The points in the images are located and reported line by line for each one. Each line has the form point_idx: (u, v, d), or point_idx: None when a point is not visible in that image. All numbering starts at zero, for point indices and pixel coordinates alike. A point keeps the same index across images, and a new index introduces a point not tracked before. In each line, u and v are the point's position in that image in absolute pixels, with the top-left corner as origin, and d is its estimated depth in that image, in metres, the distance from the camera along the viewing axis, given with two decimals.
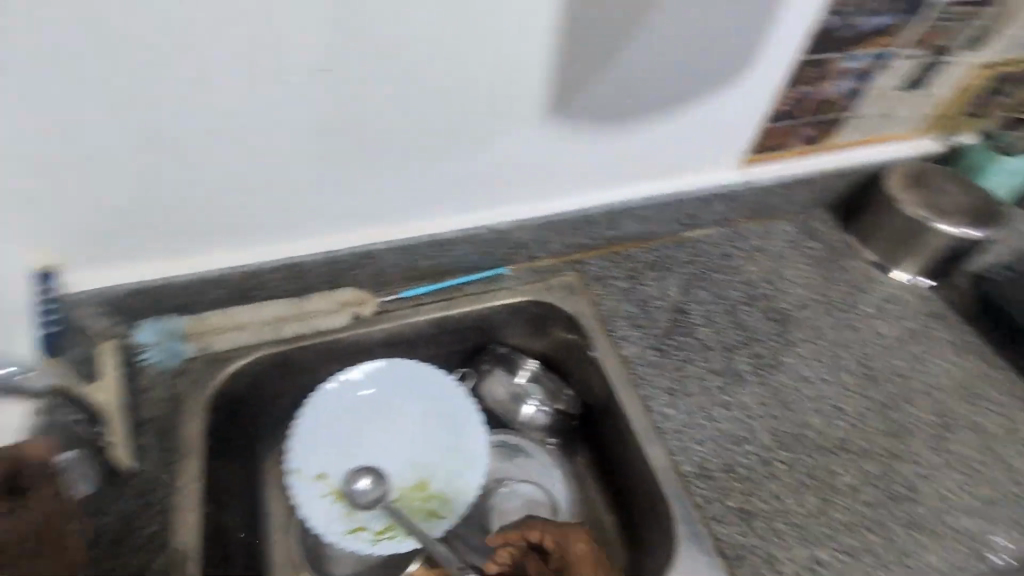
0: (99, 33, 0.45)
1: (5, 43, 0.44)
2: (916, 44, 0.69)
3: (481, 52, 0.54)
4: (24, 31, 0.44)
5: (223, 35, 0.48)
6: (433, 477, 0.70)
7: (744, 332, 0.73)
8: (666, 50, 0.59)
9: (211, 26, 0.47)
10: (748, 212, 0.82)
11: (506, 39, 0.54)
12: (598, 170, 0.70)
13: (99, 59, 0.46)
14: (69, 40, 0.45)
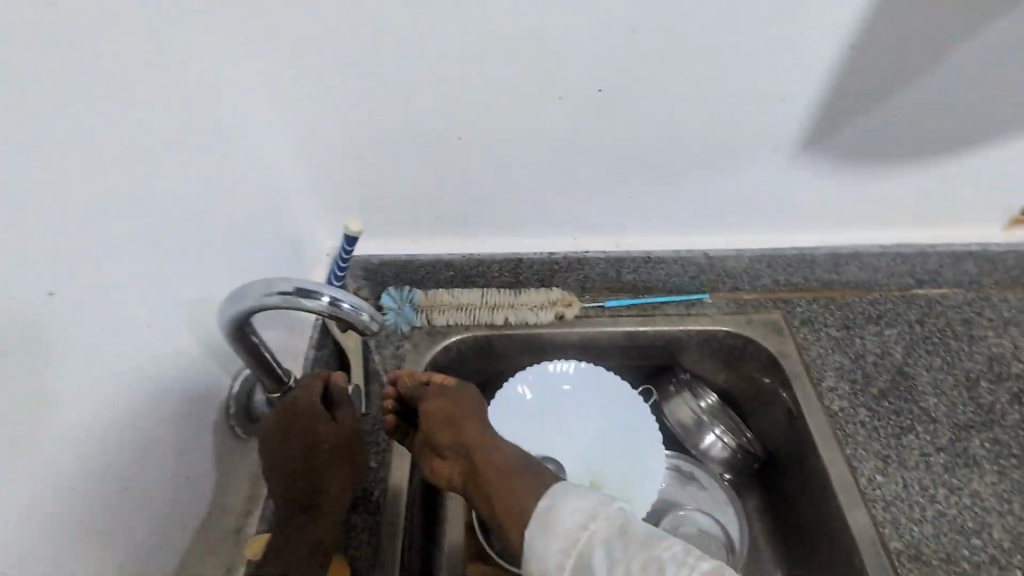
0: (442, 42, 0.54)
1: (372, 46, 0.54)
2: None
3: (757, 84, 0.56)
4: (388, 36, 0.53)
5: (533, 52, 0.55)
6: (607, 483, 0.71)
7: (980, 412, 0.65)
8: (956, 95, 0.58)
9: (527, 43, 0.54)
10: (1001, 279, 0.73)
11: (786, 73, 0.56)
12: (839, 210, 0.69)
13: (434, 63, 0.55)
14: (417, 45, 0.54)
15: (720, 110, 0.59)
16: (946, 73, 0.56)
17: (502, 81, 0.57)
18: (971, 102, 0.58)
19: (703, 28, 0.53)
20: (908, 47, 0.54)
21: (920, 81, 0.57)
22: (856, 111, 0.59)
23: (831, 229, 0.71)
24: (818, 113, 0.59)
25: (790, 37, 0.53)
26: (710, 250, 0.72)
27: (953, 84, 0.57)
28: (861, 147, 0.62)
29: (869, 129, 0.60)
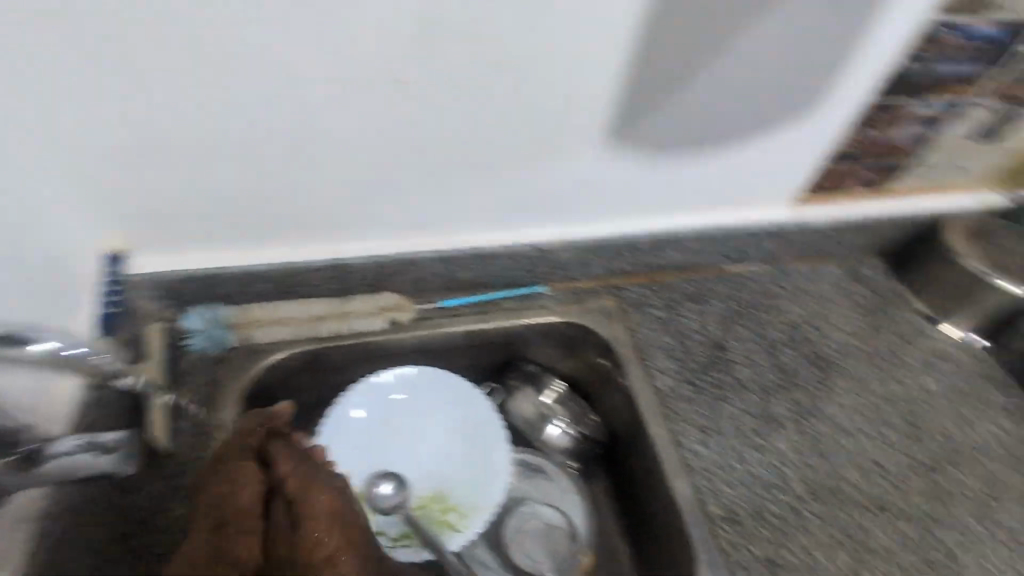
0: (187, 32, 0.47)
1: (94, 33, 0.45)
2: (994, 95, 0.65)
3: (545, 74, 0.55)
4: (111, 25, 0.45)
5: (299, 47, 0.49)
6: (452, 488, 0.69)
7: (781, 374, 0.72)
8: (738, 86, 0.58)
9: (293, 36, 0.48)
10: (797, 253, 0.81)
11: (570, 64, 0.54)
12: (654, 198, 0.70)
13: (182, 56, 0.48)
14: (154, 36, 0.46)
15: (520, 102, 0.57)
16: (726, 64, 0.56)
17: (271, 75, 0.50)
18: (753, 92, 0.59)
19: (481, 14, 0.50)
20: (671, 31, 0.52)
21: (704, 73, 0.56)
22: (648, 102, 0.58)
23: (648, 215, 0.73)
24: (615, 103, 0.58)
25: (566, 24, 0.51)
26: (538, 242, 0.72)
27: (733, 75, 0.57)
28: (661, 137, 0.62)
29: (666, 121, 0.61)
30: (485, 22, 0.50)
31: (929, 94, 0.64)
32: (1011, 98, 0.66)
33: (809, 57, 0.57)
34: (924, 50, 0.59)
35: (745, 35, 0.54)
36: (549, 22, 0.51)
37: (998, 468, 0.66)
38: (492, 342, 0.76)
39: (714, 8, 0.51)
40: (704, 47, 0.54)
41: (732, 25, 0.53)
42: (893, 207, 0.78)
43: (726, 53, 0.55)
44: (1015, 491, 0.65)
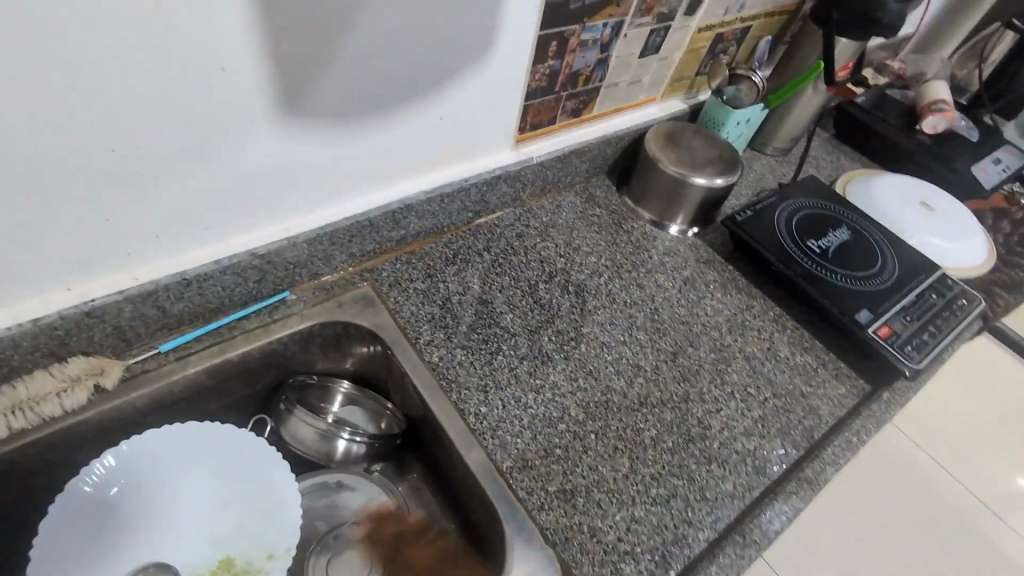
0: None
1: None
2: (642, 12, 0.72)
3: (166, 58, 0.45)
4: None
5: None
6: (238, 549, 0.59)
7: (543, 310, 0.75)
8: (401, 35, 0.55)
9: None
10: (534, 191, 0.85)
11: (194, 42, 0.46)
12: (369, 170, 0.65)
13: None
14: None
15: (147, 92, 0.46)
16: (377, 11, 0.52)
17: None
18: (420, 38, 0.56)
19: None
20: None
21: (357, 24, 0.52)
22: (313, 68, 0.52)
23: (372, 189, 0.68)
24: (274, 74, 0.51)
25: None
26: (255, 249, 0.62)
27: (390, 22, 0.53)
28: (344, 103, 0.57)
29: (342, 85, 0.55)
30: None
31: (588, 20, 0.67)
32: (656, 14, 0.73)
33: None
34: None
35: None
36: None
37: (724, 334, 0.77)
38: (242, 370, 0.66)
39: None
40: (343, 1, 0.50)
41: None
42: (597, 129, 0.85)
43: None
44: (740, 350, 0.76)
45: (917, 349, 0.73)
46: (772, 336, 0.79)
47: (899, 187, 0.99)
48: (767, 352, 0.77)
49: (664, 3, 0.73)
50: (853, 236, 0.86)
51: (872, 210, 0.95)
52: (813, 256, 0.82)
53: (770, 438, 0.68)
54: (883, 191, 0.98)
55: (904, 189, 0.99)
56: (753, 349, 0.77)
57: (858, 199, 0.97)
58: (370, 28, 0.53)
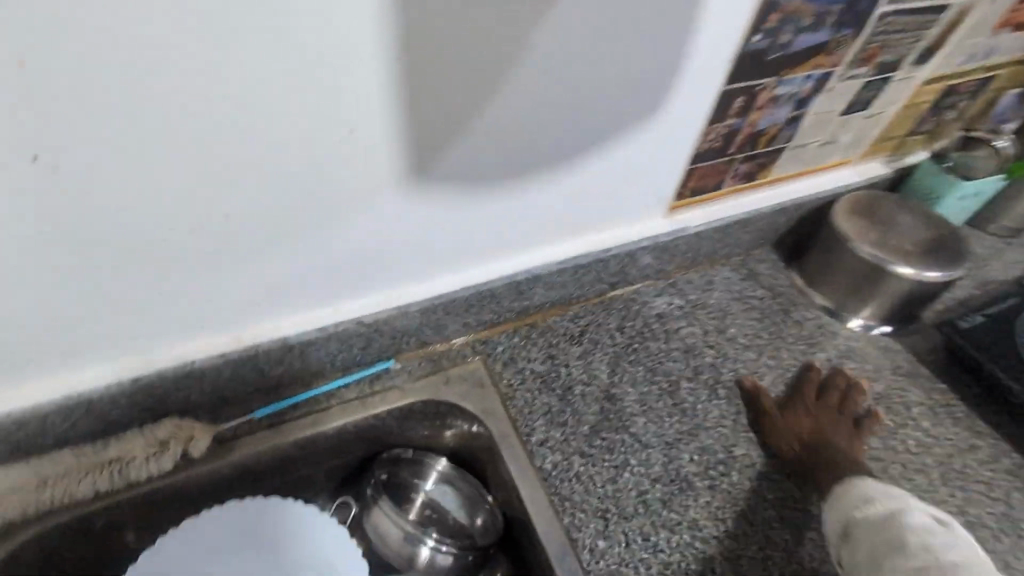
0: None
1: None
2: (858, 62, 0.56)
3: (290, 117, 0.39)
4: None
5: None
6: None
7: (686, 418, 0.61)
8: (558, 92, 0.45)
9: None
10: (682, 263, 0.72)
11: (324, 99, 0.39)
12: (498, 237, 0.56)
13: None
14: None
15: (245, 168, 0.41)
16: (533, 65, 0.43)
17: None
18: (579, 95, 0.47)
19: (39, 48, 0.31)
20: (438, 36, 0.38)
21: (508, 81, 0.43)
22: (450, 128, 0.44)
23: (500, 257, 0.59)
24: (406, 134, 0.43)
25: (294, 47, 0.36)
26: (365, 316, 0.56)
27: (547, 76, 0.44)
28: (480, 168, 0.48)
29: (482, 147, 0.47)
30: (54, 57, 0.31)
31: (785, 72, 0.53)
32: (876, 64, 0.57)
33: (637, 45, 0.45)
34: (769, 23, 0.48)
35: (546, 24, 0.41)
36: (266, 42, 0.35)
37: (935, 484, 0.58)
38: (337, 443, 0.60)
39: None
40: (497, 51, 0.41)
41: (528, 16, 0.40)
42: (771, 196, 0.70)
43: (530, 50, 0.42)
44: (957, 510, 0.56)
45: None
46: (1009, 496, 0.57)
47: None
48: (1002, 520, 0.56)
49: (891, 51, 0.57)
50: None
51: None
52: None
53: None
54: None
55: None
56: (977, 512, 0.56)
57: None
58: (521, 83, 0.44)
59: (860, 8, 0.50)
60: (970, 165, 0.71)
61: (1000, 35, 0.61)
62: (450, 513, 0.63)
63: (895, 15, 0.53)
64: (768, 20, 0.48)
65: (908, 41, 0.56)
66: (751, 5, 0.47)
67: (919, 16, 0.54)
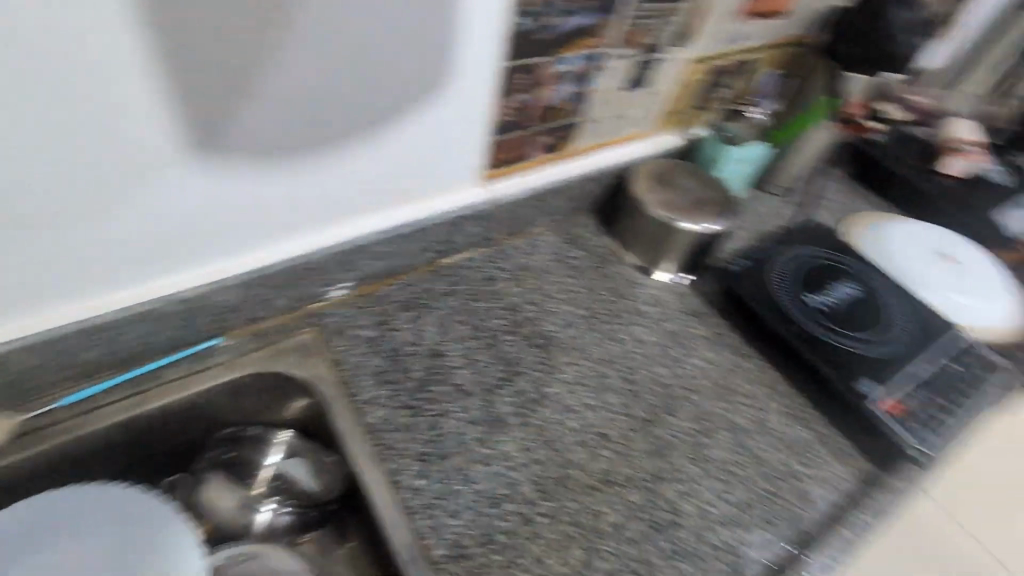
0: None
1: None
2: (622, 44, 0.66)
3: (46, 84, 0.40)
4: None
5: None
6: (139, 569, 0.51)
7: (504, 367, 0.68)
8: (337, 69, 0.49)
9: None
10: (507, 229, 0.79)
11: (82, 66, 0.40)
12: (311, 210, 0.59)
13: None
14: None
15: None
16: (305, 38, 0.46)
17: None
18: (360, 69, 0.50)
19: None
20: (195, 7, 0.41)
21: (282, 53, 0.46)
22: (229, 100, 0.46)
23: (319, 230, 0.62)
24: (182, 107, 0.45)
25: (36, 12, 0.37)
26: (178, 294, 0.56)
27: (323, 49, 0.47)
28: (274, 143, 0.51)
29: (267, 120, 0.49)
30: None
31: (560, 51, 0.62)
32: (638, 45, 0.67)
33: (405, 25, 0.50)
34: (531, 6, 0.55)
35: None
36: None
37: (708, 399, 0.69)
38: (165, 423, 0.60)
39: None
40: (262, 22, 0.43)
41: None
42: (577, 166, 0.80)
43: (296, 20, 0.44)
44: (723, 420, 0.68)
45: (927, 430, 0.65)
46: (765, 403, 0.70)
47: (920, 241, 0.92)
48: (757, 423, 0.68)
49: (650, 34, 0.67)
50: (862, 291, 0.77)
51: (896, 269, 0.87)
52: (814, 315, 0.73)
53: (748, 528, 0.60)
54: (903, 246, 0.90)
55: (923, 241, 0.92)
56: (738, 419, 0.68)
57: (880, 254, 0.89)
58: (295, 56, 0.46)
59: None
60: (738, 134, 0.85)
61: (747, 22, 0.75)
62: (301, 484, 0.63)
63: (643, 2, 0.62)
64: (529, 3, 0.55)
65: (661, 25, 0.67)
66: None
67: (666, 3, 0.64)
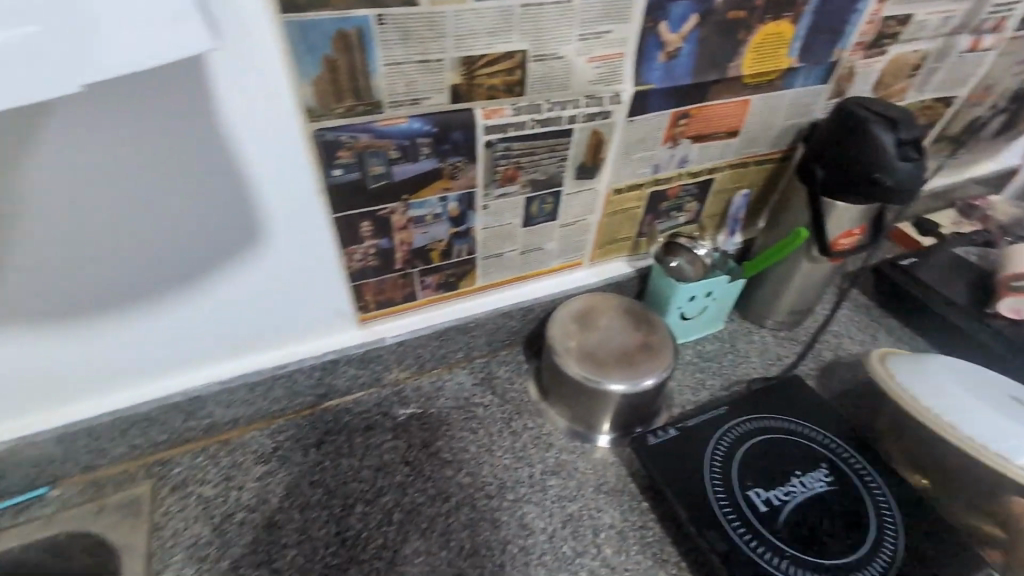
0: None
1: None
2: (496, 183, 0.57)
3: None
4: None
5: None
6: None
7: (342, 548, 0.57)
8: (97, 229, 0.45)
9: None
10: (406, 369, 0.71)
11: None
12: (119, 364, 0.55)
13: None
14: None
15: None
16: (40, 204, 0.42)
17: None
18: (127, 223, 0.45)
19: None
20: None
21: (16, 222, 0.42)
22: None
23: (136, 382, 0.57)
24: None
25: None
26: None
27: (72, 214, 0.43)
28: (45, 298, 0.47)
29: (22, 287, 0.45)
30: None
31: (411, 196, 0.54)
32: (521, 182, 0.58)
33: (160, 183, 0.44)
34: (342, 158, 0.48)
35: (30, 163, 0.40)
36: None
37: None
38: None
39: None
40: None
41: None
42: (487, 302, 0.71)
43: (21, 185, 0.40)
44: None
45: None
46: None
47: (989, 374, 0.63)
48: None
49: (533, 170, 0.57)
50: (833, 490, 0.57)
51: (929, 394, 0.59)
52: (748, 518, 0.55)
53: None
54: (949, 370, 0.63)
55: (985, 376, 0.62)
56: None
57: (898, 373, 0.63)
58: (39, 222, 0.43)
59: (453, 138, 0.51)
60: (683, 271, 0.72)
61: (680, 145, 0.64)
62: None
63: (508, 140, 0.53)
64: (338, 156, 0.48)
65: (548, 159, 0.57)
66: (305, 144, 0.46)
67: (537, 140, 0.54)
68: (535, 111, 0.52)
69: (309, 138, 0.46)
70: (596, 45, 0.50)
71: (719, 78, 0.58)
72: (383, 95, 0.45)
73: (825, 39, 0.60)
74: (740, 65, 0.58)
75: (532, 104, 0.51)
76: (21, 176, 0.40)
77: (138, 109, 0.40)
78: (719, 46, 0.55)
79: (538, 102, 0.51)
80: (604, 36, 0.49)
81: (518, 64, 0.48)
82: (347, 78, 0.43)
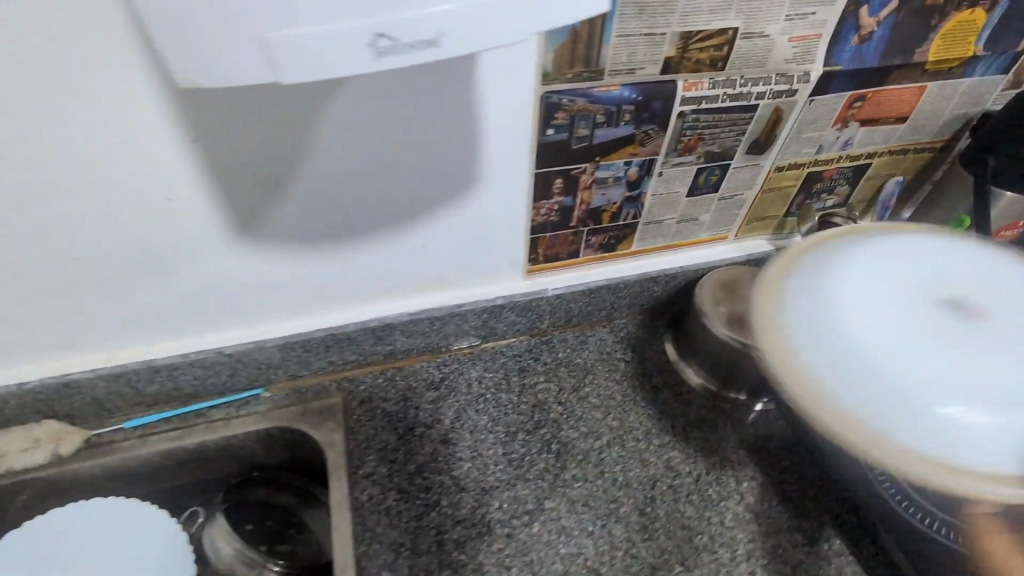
0: None
1: None
2: (677, 152, 0.62)
3: (121, 191, 0.49)
4: None
5: None
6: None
7: (511, 468, 0.65)
8: (359, 170, 0.53)
9: None
10: (556, 321, 0.77)
11: (143, 173, 0.48)
12: (339, 289, 0.64)
13: None
14: None
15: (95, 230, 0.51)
16: (327, 146, 0.51)
17: None
18: (381, 167, 0.54)
19: None
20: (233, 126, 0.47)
21: (306, 159, 0.51)
22: (265, 199, 0.53)
23: (345, 306, 0.67)
24: (222, 202, 0.52)
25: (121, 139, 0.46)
26: (224, 348, 0.64)
27: (345, 155, 0.52)
28: (308, 225, 0.56)
29: (293, 214, 0.55)
30: None
31: (602, 158, 0.60)
32: (699, 153, 0.63)
33: (417, 135, 0.52)
34: (558, 120, 0.55)
35: (330, 111, 0.48)
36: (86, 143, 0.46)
37: (737, 560, 0.60)
38: (198, 458, 0.68)
39: (277, 86, 0.45)
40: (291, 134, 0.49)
41: (309, 104, 0.47)
42: (637, 266, 0.76)
43: (319, 128, 0.49)
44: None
45: None
46: None
47: None
48: None
49: (712, 142, 0.62)
50: None
51: None
52: None
53: None
54: None
55: None
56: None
57: None
58: (320, 160, 0.52)
59: (653, 107, 0.56)
60: None
61: (848, 128, 0.67)
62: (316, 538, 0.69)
63: (699, 112, 0.58)
64: (556, 117, 0.55)
65: (728, 132, 0.61)
66: (533, 106, 0.53)
67: (724, 114, 0.59)
68: (729, 85, 0.56)
69: (538, 99, 0.53)
70: (799, 25, 0.54)
71: (903, 63, 0.60)
72: (608, 64, 0.51)
73: (1014, 29, 0.61)
74: (926, 51, 0.60)
75: (729, 79, 0.56)
76: (322, 122, 0.49)
77: (415, 75, 0.48)
78: (910, 32, 0.57)
79: (734, 77, 0.56)
80: (808, 18, 0.53)
81: (727, 41, 0.53)
82: (584, 45, 0.49)
